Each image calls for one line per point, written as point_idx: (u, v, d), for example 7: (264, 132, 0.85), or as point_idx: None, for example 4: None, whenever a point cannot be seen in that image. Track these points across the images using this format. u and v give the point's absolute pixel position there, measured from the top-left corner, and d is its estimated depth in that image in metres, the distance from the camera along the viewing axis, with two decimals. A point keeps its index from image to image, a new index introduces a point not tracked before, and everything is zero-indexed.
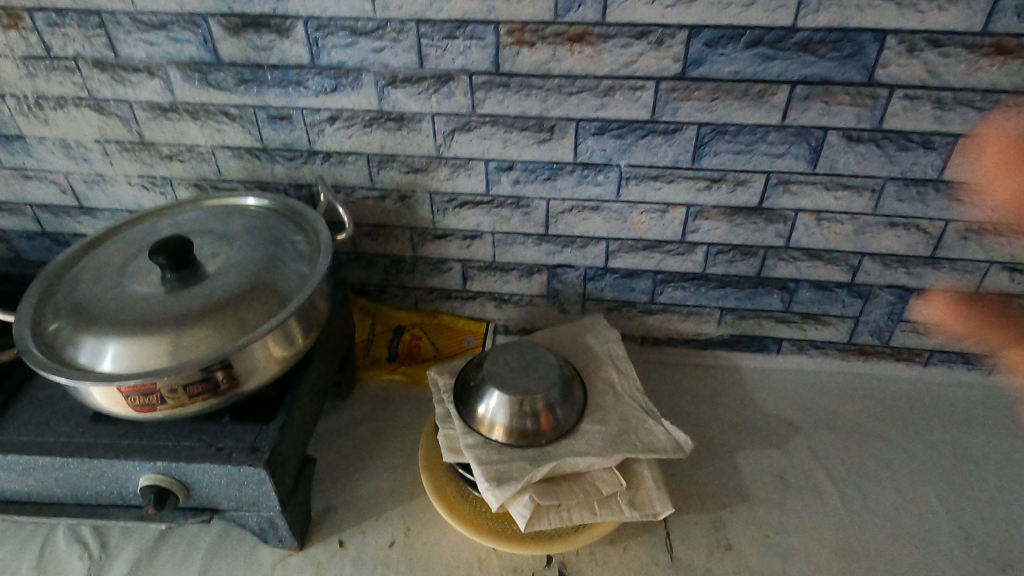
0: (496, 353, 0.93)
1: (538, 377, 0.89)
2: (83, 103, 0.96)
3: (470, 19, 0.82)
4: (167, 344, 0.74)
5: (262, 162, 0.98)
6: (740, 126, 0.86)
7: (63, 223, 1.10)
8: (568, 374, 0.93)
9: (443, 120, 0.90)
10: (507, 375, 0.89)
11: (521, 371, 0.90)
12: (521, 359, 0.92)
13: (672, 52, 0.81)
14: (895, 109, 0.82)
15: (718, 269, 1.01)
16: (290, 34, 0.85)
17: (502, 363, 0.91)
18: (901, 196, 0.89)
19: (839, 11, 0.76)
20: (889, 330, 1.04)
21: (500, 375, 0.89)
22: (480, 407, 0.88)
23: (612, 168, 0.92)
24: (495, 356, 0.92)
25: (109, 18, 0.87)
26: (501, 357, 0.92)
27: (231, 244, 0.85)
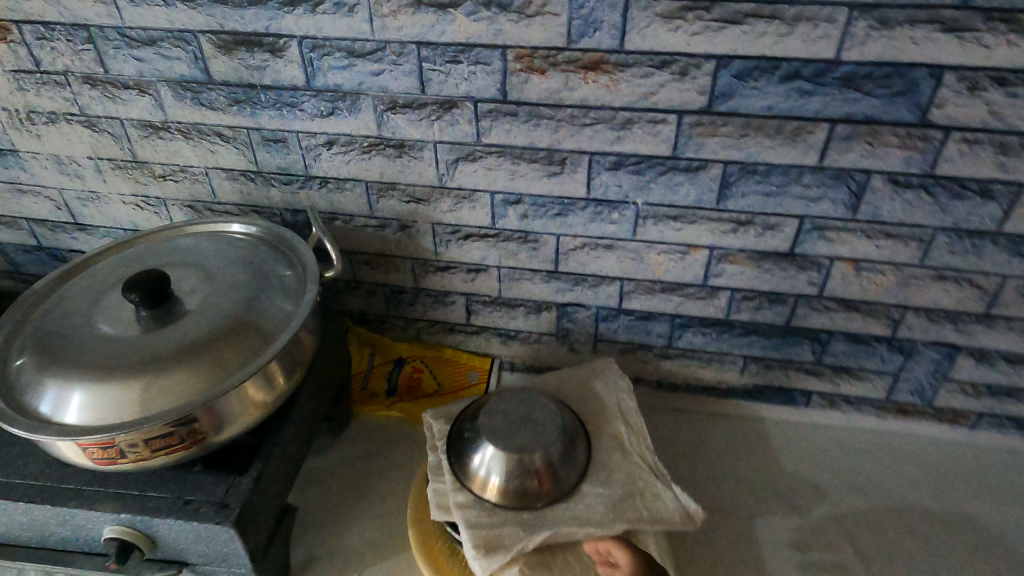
0: (495, 402, 0.85)
1: (538, 432, 0.81)
2: (74, 119, 0.91)
3: (475, 42, 0.75)
4: (133, 394, 0.69)
5: (257, 186, 0.93)
6: (771, 166, 0.77)
7: (59, 239, 1.07)
8: (573, 428, 0.85)
9: (446, 149, 0.84)
10: (505, 428, 0.81)
11: (520, 424, 0.82)
12: (521, 409, 0.84)
13: (697, 83, 0.73)
14: (950, 153, 0.72)
15: (743, 316, 0.92)
16: (284, 54, 0.79)
17: (500, 413, 0.83)
18: (953, 248, 0.80)
19: (890, 44, 0.67)
20: (933, 388, 0.94)
21: (497, 428, 0.81)
22: (474, 462, 0.81)
23: (628, 205, 0.84)
24: (493, 404, 0.85)
25: (98, 33, 0.82)
26: (499, 406, 0.84)
27: (212, 277, 0.80)
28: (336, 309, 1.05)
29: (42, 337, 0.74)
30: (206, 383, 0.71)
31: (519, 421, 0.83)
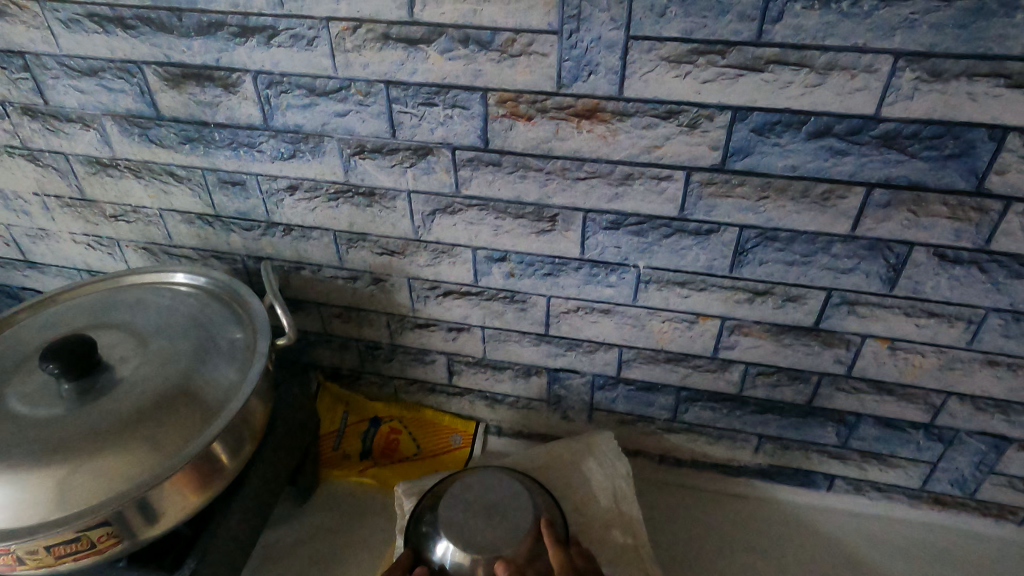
0: (461, 484, 0.73)
1: (506, 526, 0.69)
2: (17, 152, 0.83)
3: (451, 83, 0.64)
4: (40, 489, 0.59)
5: (215, 230, 0.84)
6: (794, 232, 0.66)
7: (10, 276, 0.98)
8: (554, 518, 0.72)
9: (421, 199, 0.74)
10: (470, 518, 0.69)
11: (486, 517, 0.70)
12: (490, 495, 0.72)
13: (709, 137, 0.62)
14: (1009, 227, 0.61)
15: (757, 392, 0.81)
16: (238, 90, 0.70)
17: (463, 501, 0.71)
18: (1008, 331, 0.68)
19: (942, 99, 0.55)
20: (976, 480, 0.82)
21: (458, 522, 0.69)
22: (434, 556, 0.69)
23: (628, 268, 0.73)
24: (455, 488, 0.72)
25: (34, 61, 0.73)
26: (465, 491, 0.72)
27: (151, 342, 0.70)
28: (306, 362, 0.96)
29: None
30: (128, 475, 0.61)
31: (487, 510, 0.70)
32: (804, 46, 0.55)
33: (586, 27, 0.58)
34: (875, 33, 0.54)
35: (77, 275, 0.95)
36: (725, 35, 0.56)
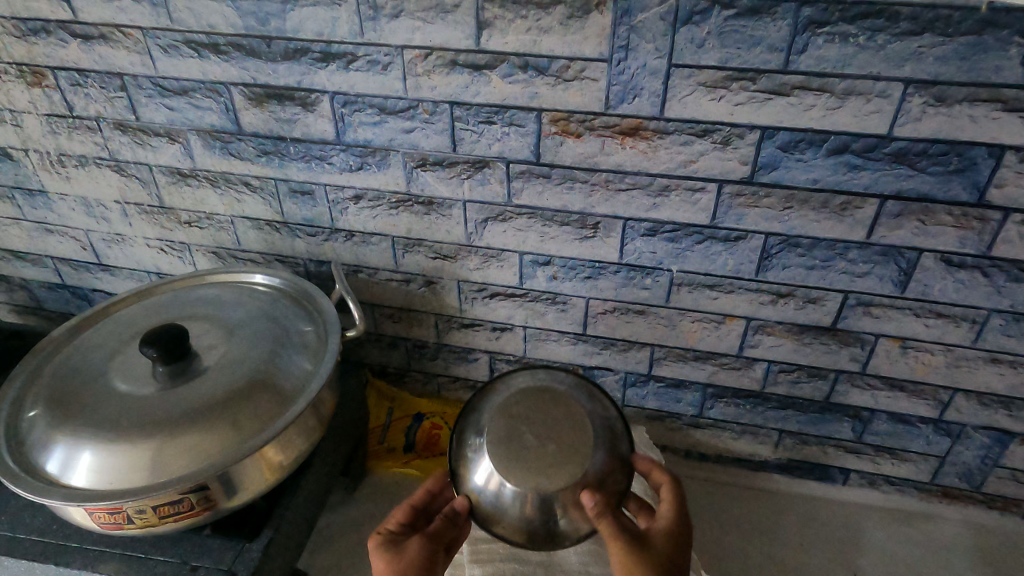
0: (513, 399, 0.65)
1: (563, 452, 0.61)
2: (104, 163, 0.91)
3: (510, 104, 0.73)
4: (144, 458, 0.66)
5: (282, 235, 0.92)
6: (815, 239, 0.73)
7: (82, 278, 1.06)
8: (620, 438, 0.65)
9: (476, 208, 0.81)
10: (513, 447, 0.62)
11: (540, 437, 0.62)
12: (543, 416, 0.63)
13: (740, 153, 0.70)
14: (1008, 235, 0.68)
15: (779, 389, 0.88)
16: (315, 108, 0.78)
17: (513, 423, 0.63)
18: (1009, 331, 0.75)
19: (947, 121, 0.63)
20: (982, 473, 0.89)
21: (510, 441, 0.62)
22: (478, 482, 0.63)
23: (663, 272, 0.81)
24: (508, 404, 0.65)
25: (131, 81, 0.82)
26: (510, 414, 0.64)
27: (233, 333, 0.78)
28: (356, 360, 1.03)
29: (55, 388, 0.72)
30: (221, 448, 0.68)
31: (531, 442, 0.62)
32: (825, 74, 0.63)
33: (633, 56, 0.66)
34: (888, 64, 0.61)
35: (146, 277, 1.03)
36: (756, 64, 0.64)
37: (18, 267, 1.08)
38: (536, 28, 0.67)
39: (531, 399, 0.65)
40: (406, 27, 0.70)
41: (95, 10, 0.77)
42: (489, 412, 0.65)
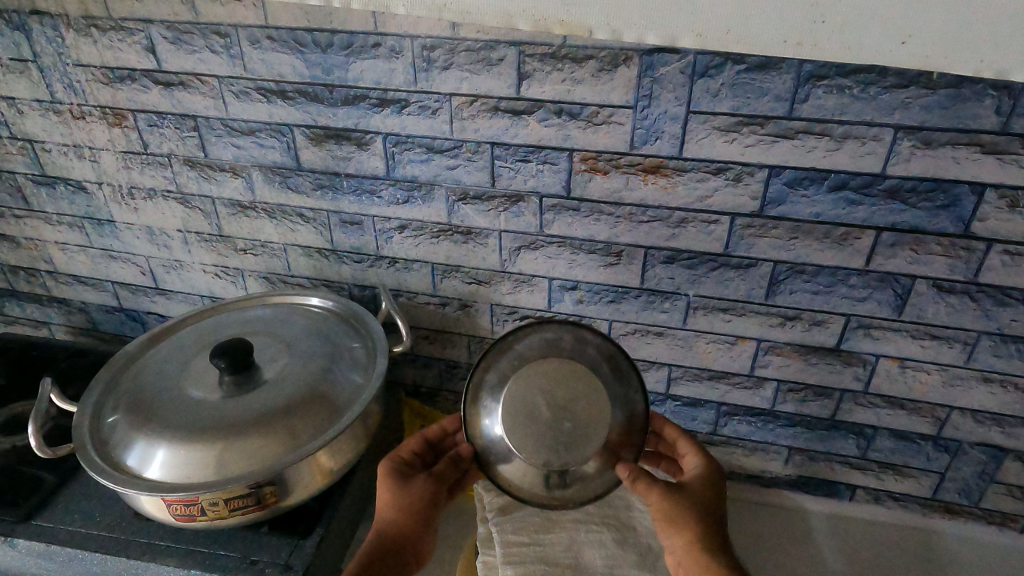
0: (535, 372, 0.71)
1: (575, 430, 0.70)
2: (170, 195, 1.00)
3: (545, 145, 0.82)
4: (213, 454, 0.73)
5: (330, 262, 1.00)
6: (819, 266, 0.81)
7: (139, 301, 1.15)
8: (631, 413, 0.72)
9: (510, 237, 0.90)
10: (534, 423, 0.70)
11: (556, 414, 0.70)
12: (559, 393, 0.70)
13: (750, 189, 0.78)
14: (992, 263, 0.76)
15: (788, 407, 0.95)
16: (369, 147, 0.88)
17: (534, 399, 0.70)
18: (998, 352, 0.82)
19: (933, 162, 0.72)
20: (980, 489, 0.95)
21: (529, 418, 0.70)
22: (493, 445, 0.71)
23: (680, 296, 0.89)
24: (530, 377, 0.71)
25: (204, 123, 0.92)
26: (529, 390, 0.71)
27: (290, 349, 0.86)
28: (391, 379, 1.10)
29: (134, 396, 0.80)
30: (281, 448, 0.75)
31: (548, 415, 0.70)
32: (825, 120, 0.72)
33: (656, 104, 0.76)
34: (880, 112, 0.70)
35: (199, 300, 1.12)
36: (765, 111, 0.73)
37: (79, 291, 1.17)
38: (570, 80, 0.76)
39: (552, 373, 0.71)
40: (455, 78, 0.80)
41: (177, 61, 0.87)
42: (510, 384, 0.71)
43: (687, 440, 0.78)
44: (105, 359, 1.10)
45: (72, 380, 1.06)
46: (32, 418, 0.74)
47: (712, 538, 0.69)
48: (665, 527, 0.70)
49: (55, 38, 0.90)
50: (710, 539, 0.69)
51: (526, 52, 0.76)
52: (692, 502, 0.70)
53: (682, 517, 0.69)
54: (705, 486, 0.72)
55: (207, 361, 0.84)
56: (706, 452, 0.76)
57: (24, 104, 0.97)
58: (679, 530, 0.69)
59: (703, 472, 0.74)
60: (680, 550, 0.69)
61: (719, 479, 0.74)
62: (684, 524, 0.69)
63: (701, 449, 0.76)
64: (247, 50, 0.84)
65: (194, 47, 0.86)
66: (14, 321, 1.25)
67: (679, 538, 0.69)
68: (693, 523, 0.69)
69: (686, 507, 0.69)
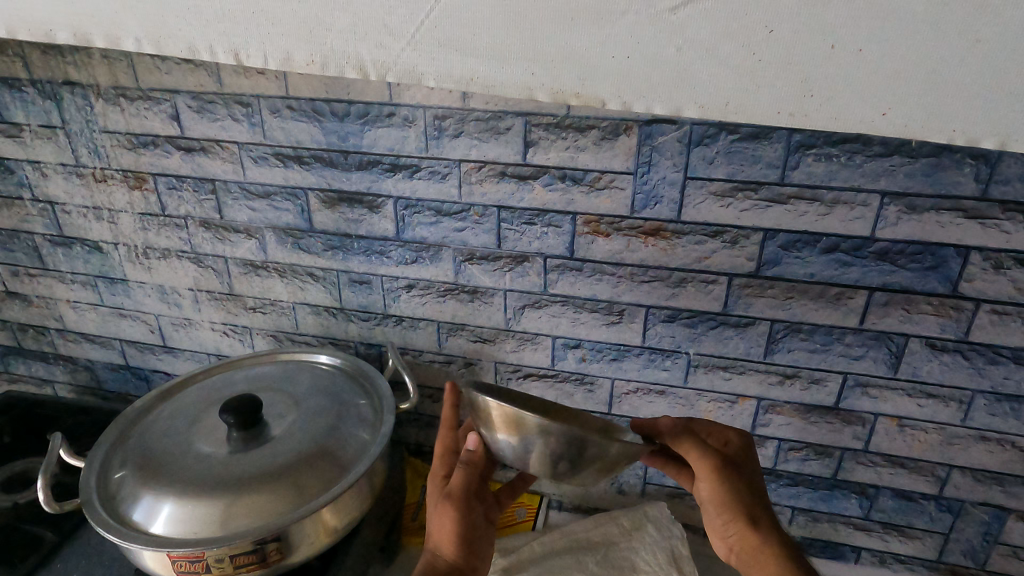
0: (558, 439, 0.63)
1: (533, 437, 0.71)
2: (185, 256, 1.04)
3: (549, 208, 0.86)
4: (221, 509, 0.73)
5: (338, 320, 1.03)
6: (815, 325, 0.84)
7: (145, 359, 1.16)
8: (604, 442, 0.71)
9: (515, 296, 0.93)
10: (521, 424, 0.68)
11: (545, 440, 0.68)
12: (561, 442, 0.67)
13: (746, 250, 0.82)
14: (982, 322, 0.79)
15: (790, 466, 0.95)
16: (380, 210, 0.91)
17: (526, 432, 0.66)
18: (992, 410, 0.84)
19: (919, 226, 0.76)
20: (985, 550, 0.94)
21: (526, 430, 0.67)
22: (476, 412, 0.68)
23: (681, 354, 0.91)
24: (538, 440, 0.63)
25: (222, 186, 0.96)
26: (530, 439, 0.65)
27: (298, 407, 0.86)
28: (394, 438, 1.10)
29: (141, 452, 0.81)
30: (287, 504, 0.74)
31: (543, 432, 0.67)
32: (815, 187, 0.76)
33: (655, 170, 0.80)
34: (866, 178, 0.75)
35: (205, 358, 1.13)
36: (758, 178, 0.77)
37: (87, 349, 1.18)
38: (574, 147, 0.81)
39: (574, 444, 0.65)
40: (465, 145, 0.84)
41: (200, 127, 0.92)
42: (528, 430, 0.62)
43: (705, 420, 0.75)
44: (108, 417, 1.11)
45: (75, 437, 1.07)
46: (42, 473, 0.75)
47: (762, 515, 0.69)
48: (717, 508, 0.70)
49: (85, 106, 0.95)
50: (760, 521, 0.69)
51: (532, 122, 0.81)
52: (742, 482, 0.70)
53: (734, 495, 0.69)
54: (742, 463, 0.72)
55: (215, 418, 0.85)
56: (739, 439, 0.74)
57: (49, 167, 1.02)
58: (734, 510, 0.69)
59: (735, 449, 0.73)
60: (733, 534, 0.69)
61: (753, 453, 0.74)
62: (735, 502, 0.69)
63: (722, 427, 0.74)
64: (267, 118, 0.89)
65: (217, 115, 0.91)
66: (19, 379, 1.26)
67: (732, 519, 0.69)
68: (744, 502, 0.69)
69: (737, 487, 0.70)
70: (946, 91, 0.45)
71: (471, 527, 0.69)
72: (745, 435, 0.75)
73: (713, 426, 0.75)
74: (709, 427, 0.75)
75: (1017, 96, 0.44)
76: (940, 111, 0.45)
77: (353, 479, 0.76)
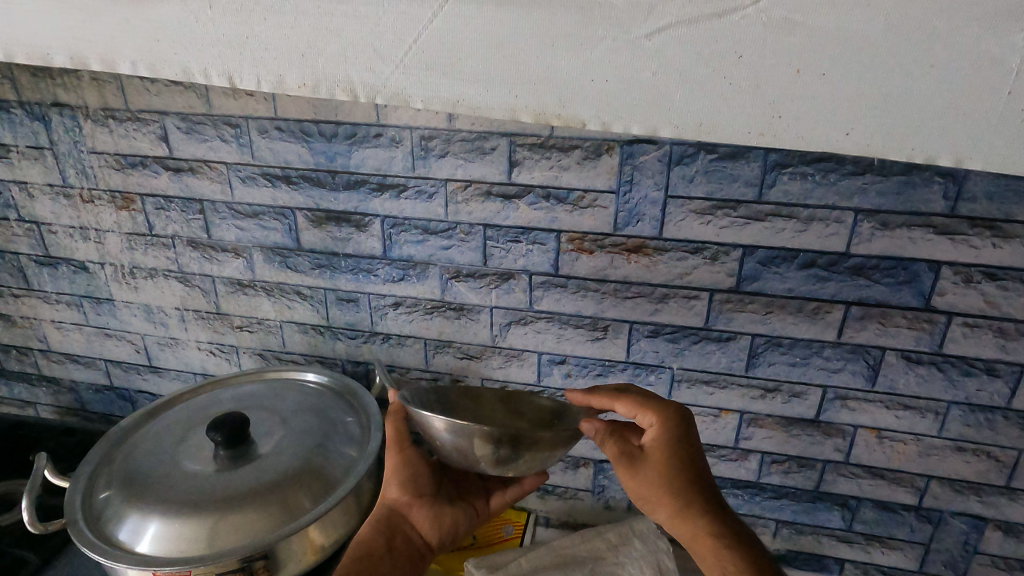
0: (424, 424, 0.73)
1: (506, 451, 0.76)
2: (171, 275, 1.04)
3: (535, 226, 0.87)
4: (207, 525, 0.73)
5: (325, 338, 1.03)
6: (795, 339, 0.86)
7: (131, 379, 1.15)
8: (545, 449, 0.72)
9: (501, 313, 0.94)
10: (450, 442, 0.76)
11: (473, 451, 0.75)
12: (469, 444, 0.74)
13: (726, 267, 0.84)
14: (954, 335, 0.81)
15: (773, 478, 0.97)
16: (367, 229, 0.93)
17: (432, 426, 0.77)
18: (968, 421, 0.86)
19: (892, 242, 0.78)
20: (966, 560, 0.95)
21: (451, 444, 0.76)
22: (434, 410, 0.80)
23: (665, 369, 0.92)
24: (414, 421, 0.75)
25: (210, 207, 0.97)
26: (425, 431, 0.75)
27: (285, 425, 0.87)
28: (382, 456, 1.11)
29: (127, 472, 0.81)
30: (273, 523, 0.74)
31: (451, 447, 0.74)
32: (791, 205, 0.79)
33: (636, 189, 0.82)
34: (840, 197, 0.77)
35: (192, 378, 1.13)
36: (736, 196, 0.80)
37: (70, 369, 1.17)
38: (557, 167, 0.83)
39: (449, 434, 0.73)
40: (450, 165, 0.86)
41: (188, 148, 0.93)
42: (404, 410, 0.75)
43: (631, 396, 0.71)
44: (93, 438, 1.10)
45: (58, 459, 1.06)
46: (27, 493, 0.75)
47: (698, 503, 0.66)
48: (643, 501, 0.68)
49: (73, 127, 0.96)
50: (692, 511, 0.66)
51: (516, 143, 0.83)
52: (658, 476, 0.67)
53: (654, 493, 0.67)
54: (668, 446, 0.68)
55: (203, 437, 0.85)
56: (665, 418, 0.69)
57: (36, 188, 1.02)
58: (658, 505, 0.67)
59: (658, 433, 0.69)
60: (670, 525, 0.68)
61: (686, 432, 0.69)
62: (658, 497, 0.67)
63: (650, 402, 0.71)
64: (256, 139, 0.90)
65: (205, 137, 0.92)
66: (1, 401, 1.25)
67: (661, 513, 0.67)
68: (668, 498, 0.66)
69: (652, 484, 0.67)
70: (912, 109, 0.47)
71: (414, 475, 0.83)
72: (674, 410, 0.70)
73: (638, 404, 0.70)
74: (631, 405, 0.71)
75: (978, 114, 0.46)
76: (909, 129, 0.48)
77: (338, 496, 0.76)
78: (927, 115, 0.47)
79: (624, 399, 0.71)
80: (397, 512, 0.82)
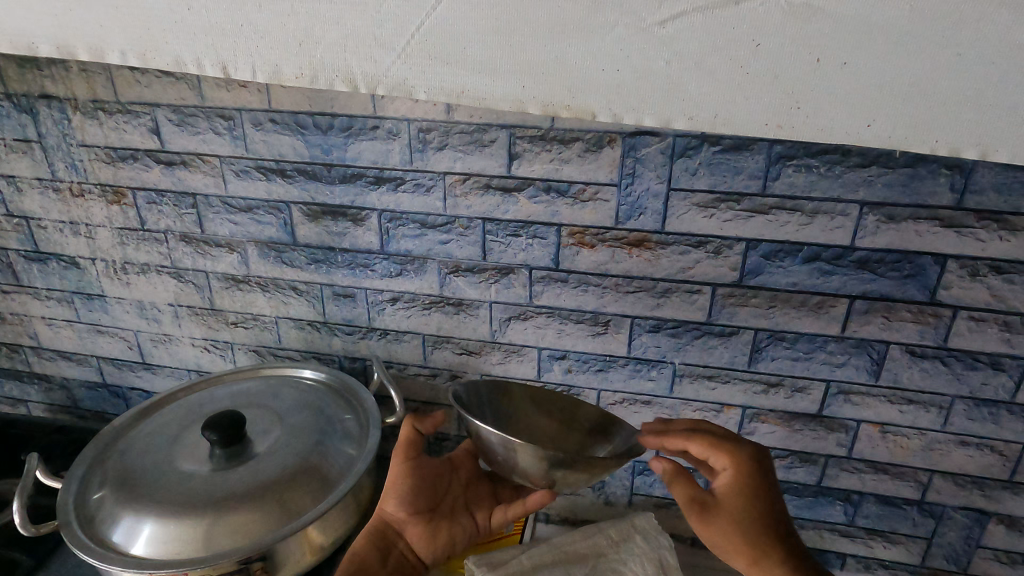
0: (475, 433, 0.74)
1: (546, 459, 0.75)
2: (164, 271, 1.02)
3: (534, 220, 0.86)
4: (203, 526, 0.71)
5: (321, 334, 1.02)
6: (798, 333, 0.85)
7: (124, 375, 1.14)
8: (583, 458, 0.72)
9: (500, 308, 0.92)
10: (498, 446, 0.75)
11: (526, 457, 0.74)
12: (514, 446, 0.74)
13: (729, 260, 0.83)
14: (959, 328, 0.80)
15: (775, 473, 0.96)
16: (364, 223, 0.91)
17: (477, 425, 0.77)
18: (972, 415, 0.85)
19: (898, 235, 0.77)
20: (968, 554, 0.95)
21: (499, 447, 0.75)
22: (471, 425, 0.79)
23: (666, 364, 0.91)
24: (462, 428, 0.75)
25: (203, 201, 0.95)
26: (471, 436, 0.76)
27: (282, 424, 0.85)
28: (379, 453, 1.09)
29: (122, 473, 0.79)
30: (271, 523, 0.73)
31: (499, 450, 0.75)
32: (796, 197, 0.78)
33: (639, 182, 0.81)
34: (846, 189, 0.76)
35: (186, 375, 1.11)
36: (740, 188, 0.78)
37: (62, 367, 1.16)
38: (558, 159, 0.81)
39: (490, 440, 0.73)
40: (448, 157, 0.84)
41: (181, 141, 0.91)
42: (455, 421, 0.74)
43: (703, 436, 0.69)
44: (85, 437, 1.08)
45: (50, 457, 1.04)
46: (17, 495, 0.73)
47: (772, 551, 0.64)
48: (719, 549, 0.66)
49: (61, 120, 0.94)
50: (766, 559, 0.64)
51: (517, 134, 0.81)
52: (730, 523, 0.65)
53: (730, 541, 0.65)
54: (739, 492, 0.66)
55: (198, 436, 0.84)
56: (736, 460, 0.67)
57: (25, 182, 1.00)
58: (734, 553, 0.65)
59: (727, 477, 0.67)
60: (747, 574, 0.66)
61: (759, 475, 0.67)
62: (734, 545, 0.65)
63: (719, 442, 0.69)
64: (249, 131, 0.88)
65: (198, 129, 0.90)
66: None
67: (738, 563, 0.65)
68: (742, 544, 0.65)
69: (727, 531, 0.65)
70: (932, 100, 0.46)
71: (417, 488, 0.80)
72: (745, 452, 0.68)
73: (708, 446, 0.69)
74: (702, 446, 0.69)
75: (999, 103, 0.45)
76: (929, 121, 0.47)
77: (337, 496, 0.75)
78: (947, 105, 0.46)
79: (694, 440, 0.69)
80: (392, 527, 0.79)
